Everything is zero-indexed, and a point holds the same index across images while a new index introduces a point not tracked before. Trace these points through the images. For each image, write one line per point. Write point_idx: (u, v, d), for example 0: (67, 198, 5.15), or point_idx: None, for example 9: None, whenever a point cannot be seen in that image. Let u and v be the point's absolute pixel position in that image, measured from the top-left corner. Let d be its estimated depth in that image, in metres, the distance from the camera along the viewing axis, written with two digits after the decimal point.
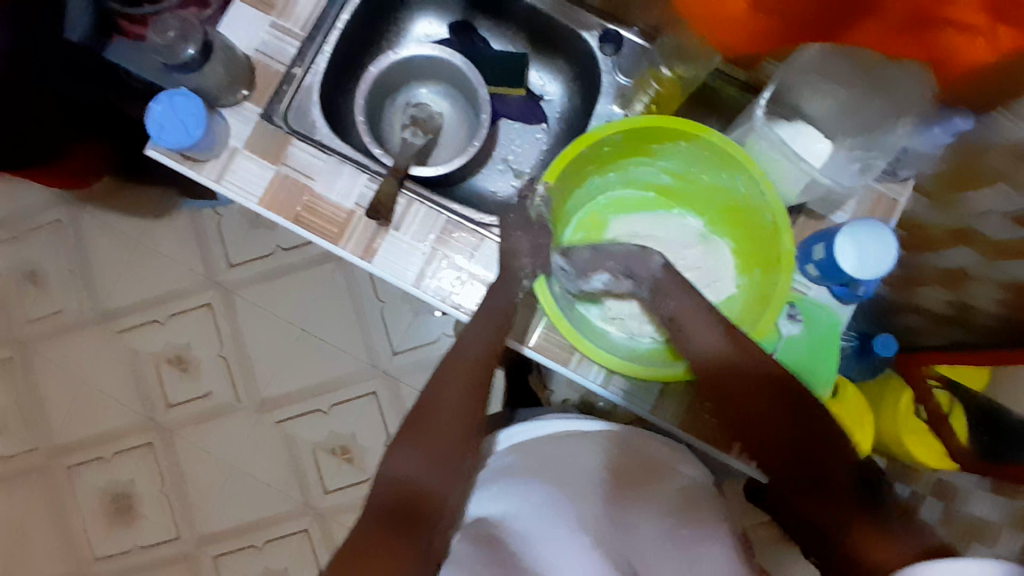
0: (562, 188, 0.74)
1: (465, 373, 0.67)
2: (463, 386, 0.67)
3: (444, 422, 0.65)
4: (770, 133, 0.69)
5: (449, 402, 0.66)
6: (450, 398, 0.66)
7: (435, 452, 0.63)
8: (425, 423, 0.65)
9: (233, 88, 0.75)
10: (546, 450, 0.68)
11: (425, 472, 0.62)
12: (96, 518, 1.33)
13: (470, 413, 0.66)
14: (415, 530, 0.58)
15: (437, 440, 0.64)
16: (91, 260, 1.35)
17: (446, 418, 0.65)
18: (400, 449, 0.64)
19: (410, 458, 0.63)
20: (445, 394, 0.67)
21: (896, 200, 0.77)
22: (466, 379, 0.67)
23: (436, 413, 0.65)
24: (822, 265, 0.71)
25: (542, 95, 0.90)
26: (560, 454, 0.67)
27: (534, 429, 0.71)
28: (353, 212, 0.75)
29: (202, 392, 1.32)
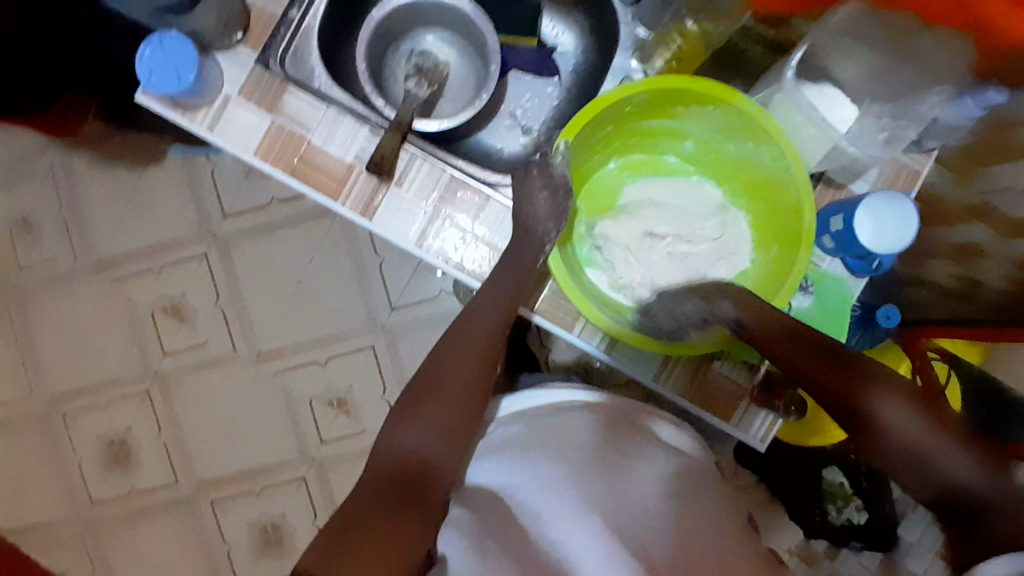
0: (578, 149, 0.71)
1: (478, 345, 0.66)
2: (476, 355, 0.66)
3: (455, 389, 0.64)
4: (798, 95, 0.66)
5: (460, 370, 0.65)
6: (462, 366, 0.65)
7: (445, 426, 0.63)
8: (433, 392, 0.64)
9: (228, 32, 0.71)
10: (551, 417, 0.66)
11: (434, 445, 0.61)
12: (96, 463, 1.34)
13: (481, 390, 0.65)
14: (421, 502, 0.57)
15: (446, 415, 0.63)
16: (83, 205, 1.32)
17: (453, 385, 0.64)
18: (408, 422, 0.62)
19: (419, 432, 0.62)
20: (459, 360, 0.65)
21: (918, 172, 0.73)
22: (477, 350, 0.66)
23: (445, 381, 0.64)
24: (839, 237, 0.68)
25: (555, 47, 0.85)
26: (564, 417, 0.65)
27: (539, 398, 0.69)
28: (353, 166, 0.72)
29: (198, 342, 1.31)
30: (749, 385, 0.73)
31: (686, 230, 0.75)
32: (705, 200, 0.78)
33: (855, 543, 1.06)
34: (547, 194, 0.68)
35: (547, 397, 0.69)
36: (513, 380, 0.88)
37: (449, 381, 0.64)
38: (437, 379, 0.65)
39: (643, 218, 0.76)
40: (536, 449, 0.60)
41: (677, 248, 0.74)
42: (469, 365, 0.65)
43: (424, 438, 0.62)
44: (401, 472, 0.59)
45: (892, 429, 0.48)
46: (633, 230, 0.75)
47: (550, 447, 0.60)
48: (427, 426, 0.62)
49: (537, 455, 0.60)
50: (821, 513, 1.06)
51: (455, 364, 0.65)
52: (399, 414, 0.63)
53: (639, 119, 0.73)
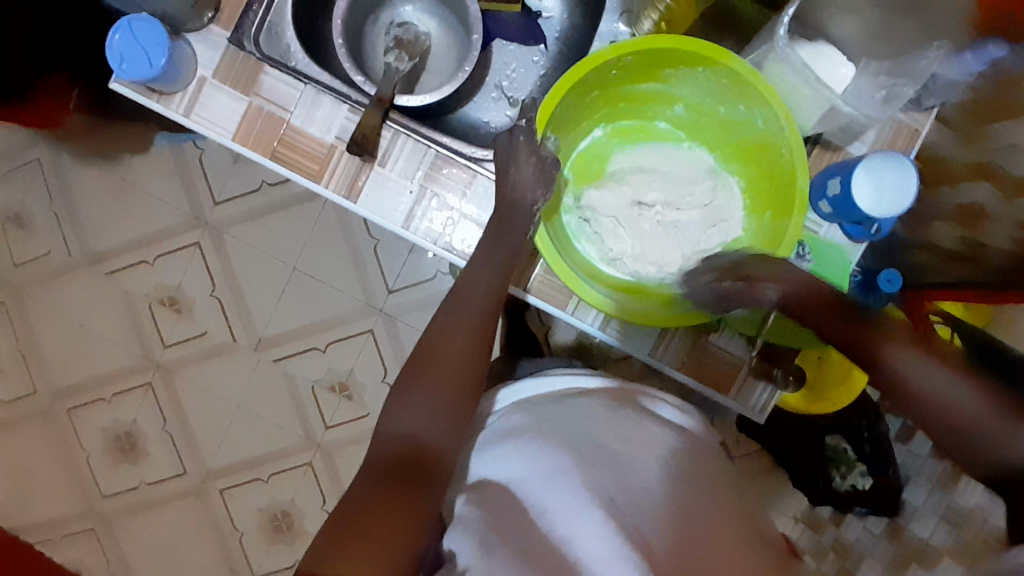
0: (561, 114, 0.68)
1: (468, 321, 0.63)
2: (463, 329, 0.62)
3: (447, 366, 0.61)
4: (790, 55, 0.62)
5: (452, 348, 0.62)
6: (455, 338, 0.62)
7: (433, 405, 0.59)
8: (426, 371, 0.61)
9: (199, 11, 0.69)
10: (550, 405, 0.64)
11: (427, 428, 0.59)
12: (104, 456, 1.34)
13: (474, 362, 0.62)
14: (412, 489, 0.54)
15: (438, 396, 0.60)
16: (74, 199, 1.30)
17: (443, 362, 0.61)
18: (401, 405, 0.60)
19: (411, 416, 0.59)
20: (450, 336, 0.62)
21: (917, 130, 0.70)
22: (468, 328, 0.63)
23: (433, 356, 0.61)
24: (835, 200, 0.66)
25: (539, 12, 0.83)
26: (570, 406, 0.63)
27: (539, 386, 0.68)
28: (334, 147, 0.70)
29: (197, 331, 1.30)
30: (745, 357, 0.71)
31: (677, 196, 0.73)
32: (696, 166, 0.75)
33: (860, 509, 0.99)
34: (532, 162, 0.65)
35: (545, 386, 0.68)
36: (514, 364, 0.87)
37: (439, 360, 0.61)
38: (430, 357, 0.61)
39: (631, 185, 0.74)
40: (535, 438, 0.59)
41: (668, 216, 0.72)
42: (460, 345, 0.62)
43: (417, 421, 0.59)
44: (394, 458, 0.57)
45: (932, 395, 0.49)
46: (621, 198, 0.73)
47: (549, 436, 0.59)
48: (420, 409, 0.59)
49: (536, 444, 0.58)
50: (825, 480, 1.06)
51: (446, 340, 0.62)
52: (392, 398, 0.61)
53: (627, 83, 0.70)
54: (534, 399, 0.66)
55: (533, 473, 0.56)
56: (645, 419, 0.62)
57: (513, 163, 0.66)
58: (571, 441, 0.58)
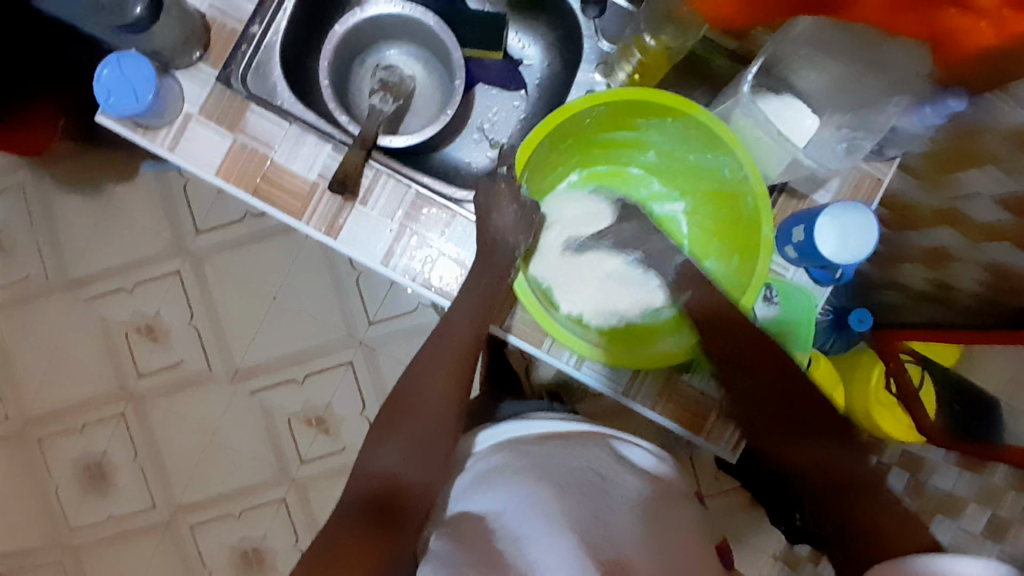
0: (542, 156, 0.70)
1: (450, 352, 0.65)
2: (444, 366, 0.64)
3: (431, 397, 0.63)
4: (753, 108, 0.66)
5: (434, 379, 0.63)
6: (438, 371, 0.64)
7: (414, 446, 0.60)
8: (409, 405, 0.62)
9: (188, 49, 0.70)
10: (530, 446, 0.63)
11: (408, 460, 0.60)
12: (71, 486, 1.31)
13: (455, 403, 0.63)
14: (396, 524, 0.56)
15: (421, 429, 0.61)
16: (55, 225, 1.30)
17: (425, 402, 0.62)
18: (383, 440, 0.61)
19: (393, 450, 0.60)
20: (433, 369, 0.64)
21: (879, 180, 0.73)
22: (453, 361, 0.64)
23: (415, 399, 0.63)
24: (801, 247, 0.68)
25: (521, 59, 0.85)
26: (553, 442, 0.64)
27: (519, 429, 0.68)
28: (317, 184, 0.71)
29: (173, 361, 1.29)
30: (716, 397, 0.72)
31: (643, 237, 0.75)
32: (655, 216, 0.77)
33: None
34: (513, 208, 0.67)
35: (525, 428, 0.68)
36: (495, 404, 0.87)
37: (422, 394, 0.63)
38: (413, 390, 0.63)
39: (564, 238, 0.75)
40: (515, 476, 0.58)
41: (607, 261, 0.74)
42: (445, 377, 0.64)
43: (400, 456, 0.60)
44: (377, 494, 0.58)
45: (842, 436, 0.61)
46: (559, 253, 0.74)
47: (528, 474, 0.58)
48: (403, 442, 0.60)
49: (514, 483, 0.58)
50: None
51: (430, 373, 0.64)
52: (374, 432, 0.62)
53: (603, 130, 0.73)
54: (516, 439, 0.66)
55: (513, 508, 0.55)
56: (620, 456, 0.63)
57: (496, 209, 0.67)
58: (550, 478, 0.58)
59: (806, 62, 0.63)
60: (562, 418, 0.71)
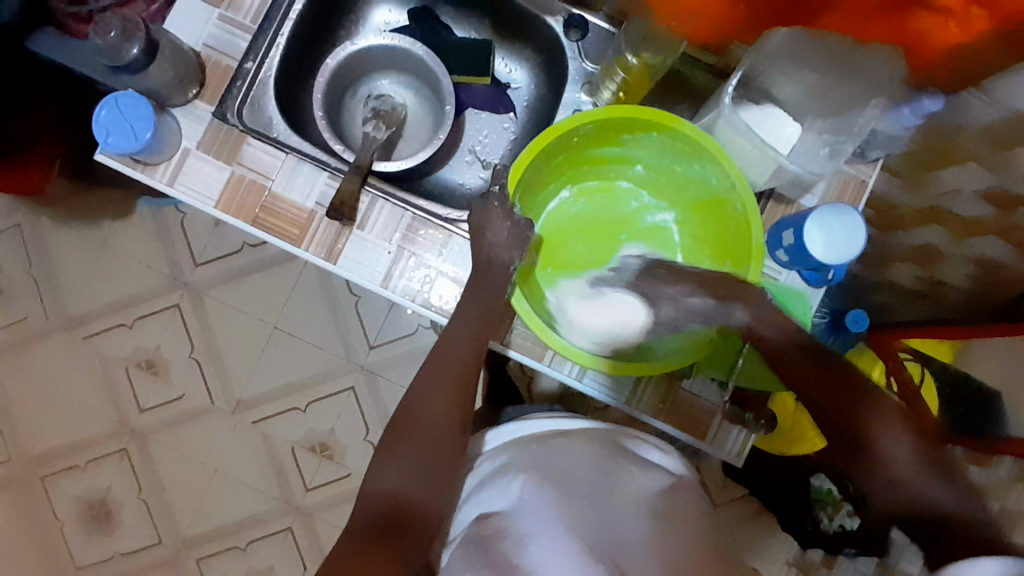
0: (534, 174, 0.72)
1: (451, 372, 0.65)
2: (447, 385, 0.64)
3: (434, 416, 0.62)
4: (734, 117, 0.68)
5: (437, 394, 0.64)
6: (442, 389, 0.64)
7: (417, 462, 0.60)
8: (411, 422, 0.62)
9: (184, 87, 0.72)
10: (533, 445, 0.64)
11: (412, 480, 0.59)
12: (76, 527, 1.30)
13: (459, 418, 0.63)
14: (403, 541, 0.55)
15: (425, 450, 0.60)
16: (52, 265, 1.31)
17: (428, 418, 0.62)
18: (387, 460, 0.61)
19: (397, 468, 0.60)
20: (436, 387, 0.64)
21: (863, 182, 0.74)
22: (457, 378, 0.65)
23: (418, 416, 0.63)
24: (791, 251, 0.70)
25: (508, 83, 0.87)
26: (557, 440, 0.64)
27: (522, 428, 0.69)
28: (314, 212, 0.72)
29: (174, 394, 1.29)
30: (718, 402, 0.73)
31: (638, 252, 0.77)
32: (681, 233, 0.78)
33: (850, 550, 1.03)
34: (507, 224, 0.67)
35: (529, 427, 0.69)
36: (497, 413, 0.88)
37: (425, 412, 0.63)
38: (416, 408, 0.63)
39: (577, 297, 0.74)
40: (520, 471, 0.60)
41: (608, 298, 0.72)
42: (448, 393, 0.64)
43: (403, 474, 0.59)
44: (381, 513, 0.57)
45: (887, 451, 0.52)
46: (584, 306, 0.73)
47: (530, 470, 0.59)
48: (407, 460, 0.60)
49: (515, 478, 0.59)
50: (813, 522, 1.06)
51: (434, 390, 0.64)
52: (379, 452, 0.62)
53: (592, 147, 0.75)
54: (520, 440, 0.67)
55: (521, 509, 0.55)
56: (627, 460, 0.63)
57: (489, 226, 0.67)
58: (557, 478, 0.58)
59: (783, 74, 0.65)
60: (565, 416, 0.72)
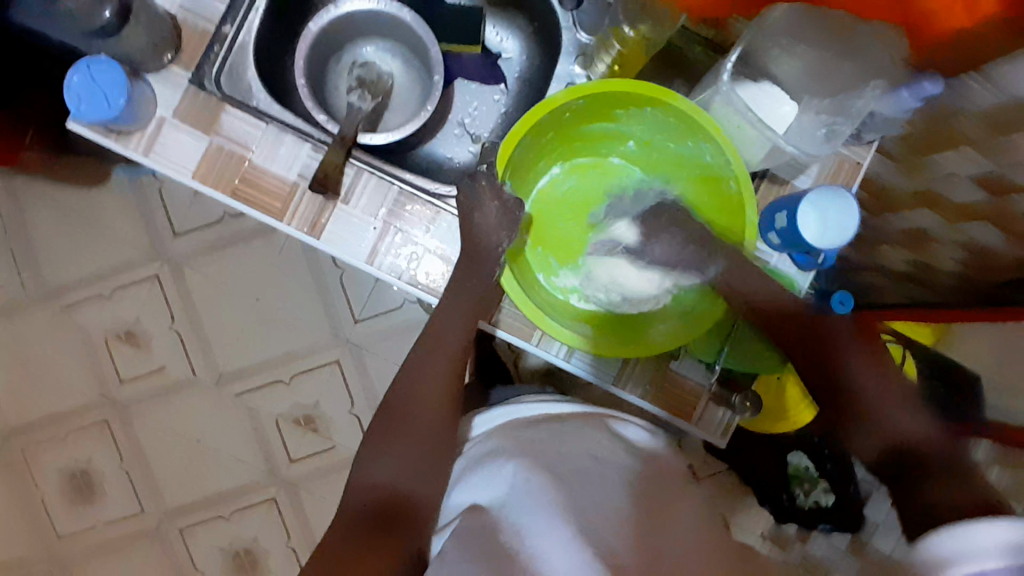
0: (523, 152, 0.70)
1: (440, 353, 0.67)
2: (440, 370, 0.66)
3: (425, 410, 0.64)
4: (732, 96, 0.67)
5: (429, 386, 0.65)
6: (432, 383, 0.65)
7: (410, 456, 0.62)
8: (400, 416, 0.64)
9: (159, 52, 0.69)
10: (525, 431, 0.64)
11: (404, 473, 0.61)
12: (56, 497, 1.29)
13: (451, 408, 0.66)
14: (393, 534, 0.57)
15: (417, 444, 0.62)
16: (26, 233, 1.27)
17: (420, 410, 0.64)
18: (378, 454, 0.63)
19: (387, 464, 0.62)
20: (426, 380, 0.66)
21: (858, 164, 0.73)
22: (448, 361, 0.66)
23: (409, 408, 0.64)
24: (784, 234, 0.69)
25: (499, 52, 0.84)
26: (545, 428, 0.64)
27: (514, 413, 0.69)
28: (297, 185, 0.70)
29: (156, 366, 1.27)
30: (705, 384, 0.73)
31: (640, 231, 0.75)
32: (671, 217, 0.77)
33: (824, 525, 1.06)
34: (496, 205, 0.66)
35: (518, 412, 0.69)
36: (486, 395, 0.88)
37: (415, 406, 0.64)
38: (406, 402, 0.65)
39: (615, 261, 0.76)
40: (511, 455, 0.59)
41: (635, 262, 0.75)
42: (438, 381, 0.66)
43: (397, 467, 0.62)
44: (375, 508, 0.60)
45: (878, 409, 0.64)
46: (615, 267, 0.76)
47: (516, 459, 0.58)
48: (398, 455, 0.62)
49: (502, 465, 0.58)
50: (789, 497, 1.07)
51: (424, 382, 0.65)
52: (371, 446, 0.64)
53: (584, 121, 0.73)
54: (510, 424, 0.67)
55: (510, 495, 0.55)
56: (613, 443, 0.63)
57: (478, 207, 0.65)
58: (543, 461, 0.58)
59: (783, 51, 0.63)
60: (557, 398, 0.73)
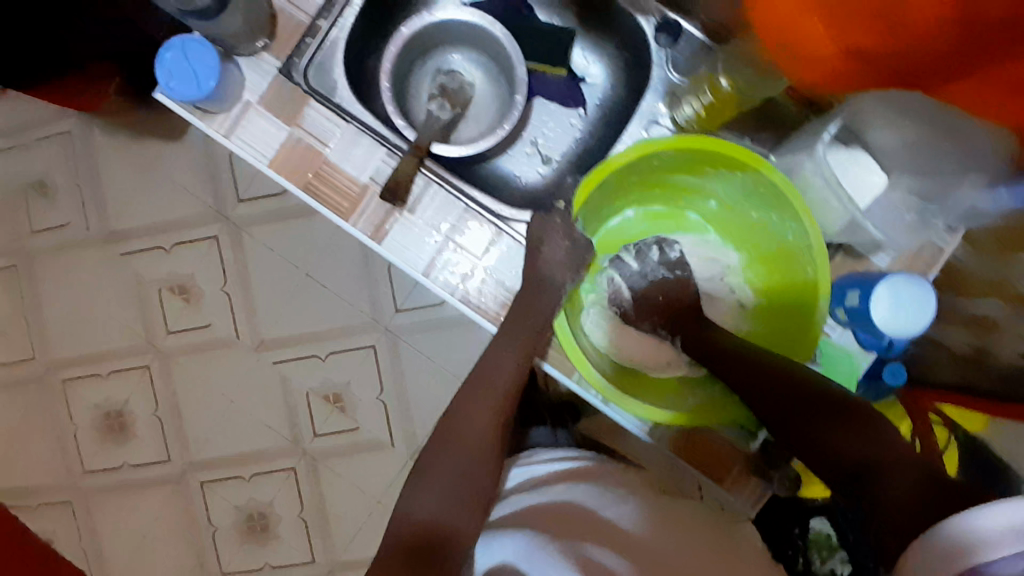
0: (600, 193, 0.70)
1: (484, 389, 0.69)
2: (487, 412, 0.69)
3: (463, 452, 0.66)
4: (823, 164, 0.65)
5: (471, 422, 0.68)
6: (476, 428, 0.68)
7: (452, 488, 0.65)
8: (441, 453, 0.67)
9: (253, 38, 0.70)
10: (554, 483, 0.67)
11: (443, 503, 0.64)
12: (90, 431, 1.35)
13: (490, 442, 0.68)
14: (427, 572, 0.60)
15: (454, 474, 0.65)
16: (99, 177, 1.32)
17: (460, 439, 0.67)
18: (417, 487, 0.66)
19: (428, 495, 0.65)
20: (470, 424, 0.68)
21: (940, 250, 0.70)
22: (491, 396, 0.69)
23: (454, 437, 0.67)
24: (853, 312, 0.66)
25: (584, 77, 0.83)
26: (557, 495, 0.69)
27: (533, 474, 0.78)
28: (367, 187, 0.70)
29: (200, 323, 1.31)
30: (745, 450, 0.71)
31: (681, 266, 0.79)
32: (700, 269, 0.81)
33: None
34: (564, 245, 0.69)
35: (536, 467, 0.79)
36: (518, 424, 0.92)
37: (455, 448, 0.66)
38: (448, 442, 0.67)
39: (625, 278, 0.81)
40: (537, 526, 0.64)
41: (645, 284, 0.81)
42: (485, 417, 0.69)
43: (437, 497, 0.65)
44: (414, 538, 0.62)
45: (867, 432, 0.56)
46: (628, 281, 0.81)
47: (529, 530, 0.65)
48: (438, 491, 0.65)
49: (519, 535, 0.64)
50: (805, 561, 0.98)
51: (467, 425, 0.68)
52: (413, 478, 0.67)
53: (667, 172, 0.73)
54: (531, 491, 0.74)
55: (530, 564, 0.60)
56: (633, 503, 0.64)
57: (547, 242, 0.69)
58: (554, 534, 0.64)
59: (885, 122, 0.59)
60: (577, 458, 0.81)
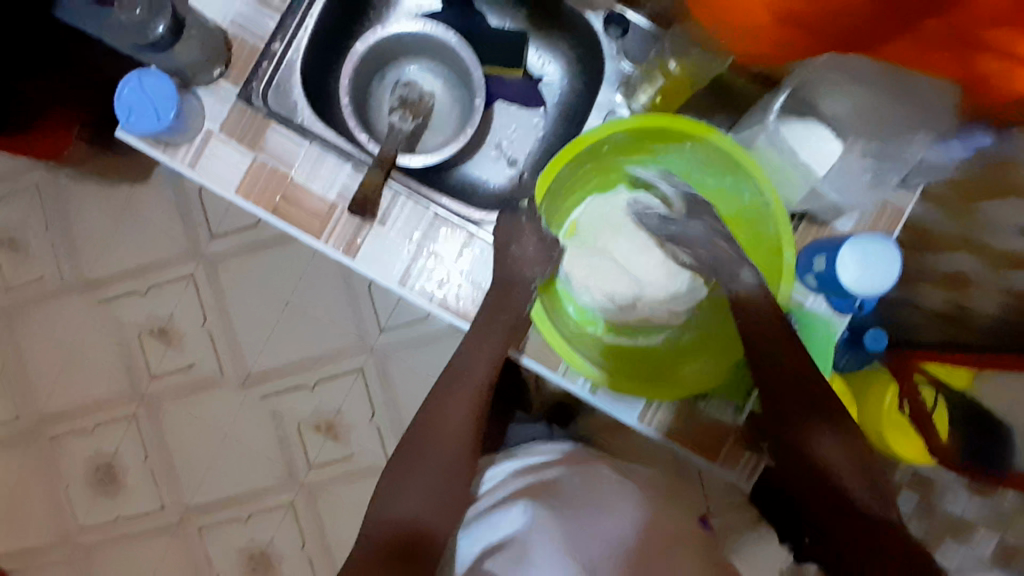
0: (559, 183, 0.71)
1: (461, 390, 0.69)
2: (461, 411, 0.68)
3: (443, 451, 0.67)
4: (777, 135, 0.66)
5: (443, 424, 0.67)
6: (453, 424, 0.68)
7: (433, 491, 0.66)
8: (420, 451, 0.67)
9: (209, 67, 0.70)
10: (552, 487, 0.67)
11: (424, 505, 0.66)
12: (81, 486, 1.32)
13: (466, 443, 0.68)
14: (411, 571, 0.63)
15: (430, 476, 0.66)
16: (68, 225, 1.30)
17: (433, 446, 0.67)
18: (398, 488, 0.66)
19: (407, 497, 0.66)
20: (447, 425, 0.67)
21: (902, 210, 0.72)
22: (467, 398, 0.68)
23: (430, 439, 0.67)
24: (822, 277, 0.68)
25: (540, 77, 0.85)
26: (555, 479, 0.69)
27: (522, 461, 0.74)
28: (335, 204, 0.71)
29: (185, 363, 1.30)
30: (733, 423, 0.72)
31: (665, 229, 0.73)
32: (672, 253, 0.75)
33: None
34: (535, 240, 0.69)
35: (523, 458, 0.75)
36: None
37: (436, 450, 0.67)
38: (427, 441, 0.67)
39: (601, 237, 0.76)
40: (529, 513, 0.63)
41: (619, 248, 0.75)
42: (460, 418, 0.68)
43: (416, 500, 0.66)
44: (400, 538, 0.64)
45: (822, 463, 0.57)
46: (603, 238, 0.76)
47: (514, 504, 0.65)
48: (418, 494, 0.65)
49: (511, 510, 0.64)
50: None
51: (446, 427, 0.67)
52: (393, 479, 0.67)
53: (622, 155, 0.74)
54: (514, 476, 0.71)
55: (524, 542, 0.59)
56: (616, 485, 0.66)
57: (516, 239, 0.68)
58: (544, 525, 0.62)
59: (835, 90, 0.60)
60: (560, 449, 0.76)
